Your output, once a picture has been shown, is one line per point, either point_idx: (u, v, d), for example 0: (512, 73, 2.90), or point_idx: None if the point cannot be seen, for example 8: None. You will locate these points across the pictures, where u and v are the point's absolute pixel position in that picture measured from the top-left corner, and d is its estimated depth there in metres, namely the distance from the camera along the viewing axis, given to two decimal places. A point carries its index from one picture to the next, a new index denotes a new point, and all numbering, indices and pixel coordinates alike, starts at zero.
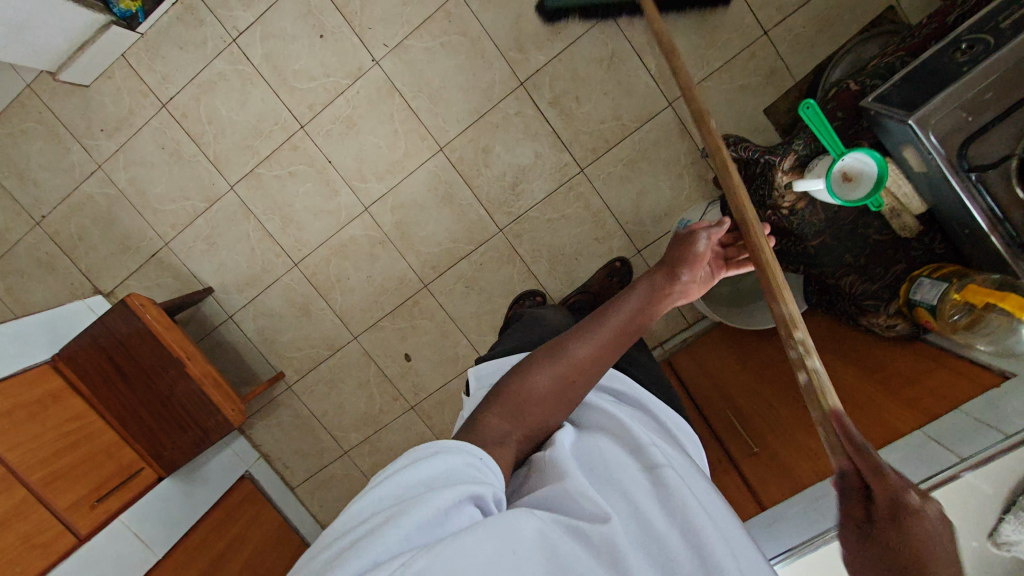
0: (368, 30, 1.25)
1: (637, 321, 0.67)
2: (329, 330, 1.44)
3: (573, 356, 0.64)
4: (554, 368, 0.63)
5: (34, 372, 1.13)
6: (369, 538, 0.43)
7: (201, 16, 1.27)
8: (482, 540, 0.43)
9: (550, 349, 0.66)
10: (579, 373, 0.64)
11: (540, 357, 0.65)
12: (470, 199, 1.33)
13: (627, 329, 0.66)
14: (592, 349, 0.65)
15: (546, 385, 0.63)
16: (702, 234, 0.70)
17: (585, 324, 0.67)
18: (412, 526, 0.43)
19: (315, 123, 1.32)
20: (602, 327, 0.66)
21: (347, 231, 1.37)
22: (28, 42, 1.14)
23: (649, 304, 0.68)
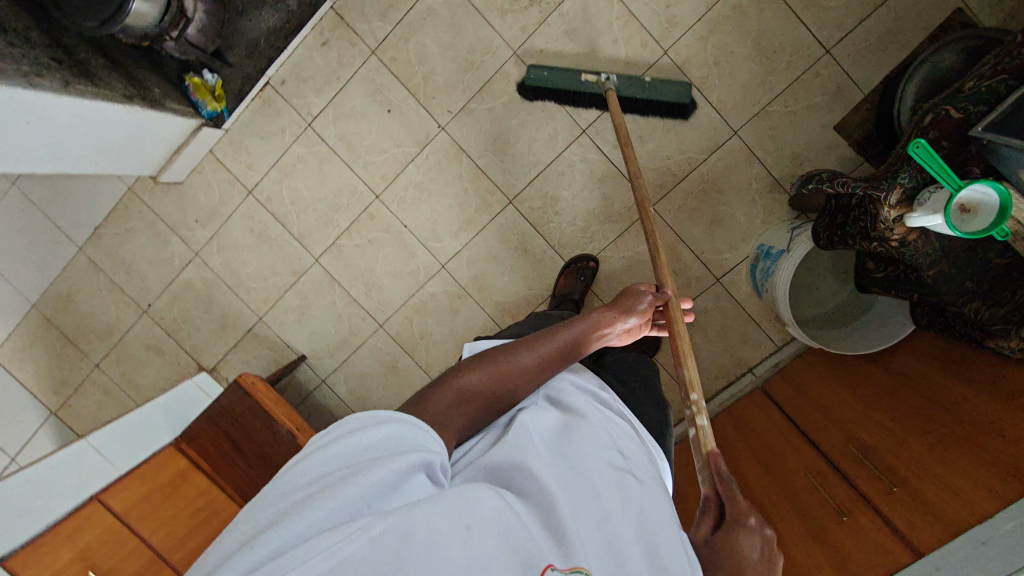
0: (432, 99, 1.31)
1: (580, 346, 0.73)
2: (418, 386, 1.47)
3: (518, 363, 0.68)
4: (499, 373, 0.66)
5: (160, 457, 1.19)
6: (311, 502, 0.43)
7: (278, 106, 1.35)
8: (440, 507, 0.44)
9: (498, 350, 0.69)
10: (519, 378, 0.67)
11: (487, 360, 0.68)
12: (544, 246, 1.36)
13: (570, 352, 0.72)
14: (538, 361, 0.69)
15: (489, 384, 0.65)
16: (647, 293, 0.80)
17: (535, 338, 0.71)
18: (368, 489, 0.44)
19: (389, 191, 1.37)
20: (551, 340, 0.71)
21: (427, 289, 1.41)
22: (136, 154, 1.21)
23: (594, 332, 0.74)
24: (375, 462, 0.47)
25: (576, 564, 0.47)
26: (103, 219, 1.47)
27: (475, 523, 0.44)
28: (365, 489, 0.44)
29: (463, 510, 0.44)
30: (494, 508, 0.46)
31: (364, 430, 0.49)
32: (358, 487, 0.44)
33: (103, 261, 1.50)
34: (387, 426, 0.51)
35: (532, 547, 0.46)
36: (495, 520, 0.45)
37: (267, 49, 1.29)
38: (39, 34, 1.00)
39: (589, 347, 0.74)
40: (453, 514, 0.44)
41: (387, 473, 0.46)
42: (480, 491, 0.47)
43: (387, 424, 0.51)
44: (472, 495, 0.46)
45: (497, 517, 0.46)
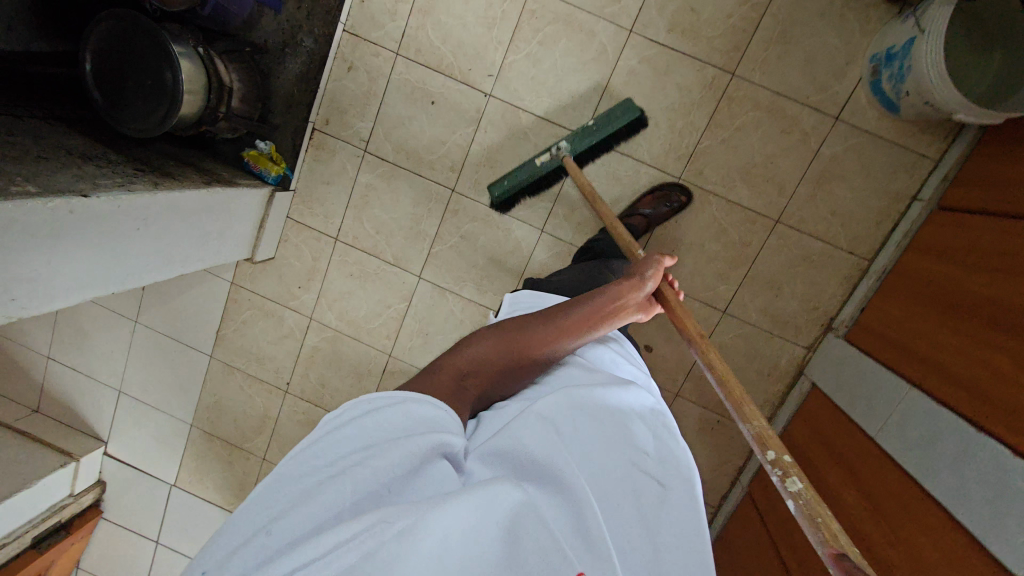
0: (469, 71, 1.26)
1: (591, 317, 0.77)
2: None
3: (531, 339, 0.74)
4: (510, 351, 0.72)
5: None
6: (324, 484, 0.44)
7: (331, 146, 1.35)
8: (469, 502, 0.43)
9: (513, 327, 0.75)
10: (529, 353, 0.74)
11: (501, 335, 0.74)
12: (637, 166, 1.27)
13: (583, 322, 0.76)
14: (550, 337, 0.74)
15: (484, 355, 0.71)
16: (654, 262, 0.86)
17: (549, 314, 0.76)
18: (392, 482, 0.46)
19: (463, 180, 1.33)
20: (563, 314, 0.77)
21: (536, 259, 1.35)
22: (231, 238, 1.24)
23: (607, 303, 0.78)
24: (402, 444, 0.48)
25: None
26: (219, 321, 1.52)
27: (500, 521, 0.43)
28: (389, 476, 0.46)
29: (488, 508, 0.44)
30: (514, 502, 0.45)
31: (393, 412, 0.52)
32: (387, 472, 0.46)
33: (233, 359, 1.54)
34: (420, 407, 0.55)
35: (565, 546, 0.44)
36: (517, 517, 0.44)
37: (303, 95, 1.31)
38: (116, 155, 1.05)
39: (602, 321, 0.78)
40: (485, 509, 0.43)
41: (413, 461, 0.48)
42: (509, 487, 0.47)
43: (417, 409, 0.54)
44: (503, 493, 0.46)
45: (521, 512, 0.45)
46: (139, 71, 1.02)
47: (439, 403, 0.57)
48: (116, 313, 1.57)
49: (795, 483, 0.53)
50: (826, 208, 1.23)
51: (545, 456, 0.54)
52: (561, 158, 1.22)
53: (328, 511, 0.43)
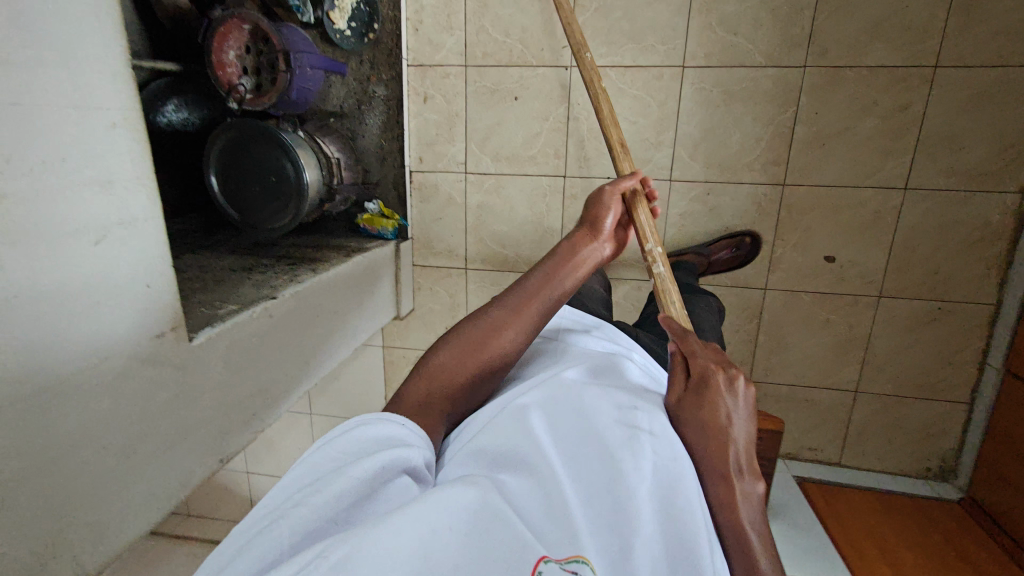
0: (542, 51, 1.20)
1: (555, 288, 0.73)
2: (738, 303, 1.30)
3: (502, 329, 0.68)
4: (480, 353, 0.66)
5: None
6: (270, 524, 0.41)
7: (433, 182, 1.33)
8: (416, 512, 0.40)
9: (476, 324, 0.69)
10: (501, 348, 0.68)
11: (462, 337, 0.67)
12: (752, 73, 1.14)
13: (546, 294, 0.72)
14: (520, 325, 0.69)
15: (455, 361, 0.65)
16: (616, 192, 0.83)
17: (511, 301, 0.71)
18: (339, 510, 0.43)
19: (572, 162, 1.27)
20: (526, 295, 0.71)
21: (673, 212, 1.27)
22: (380, 299, 1.25)
23: (567, 259, 0.75)
24: (356, 469, 0.45)
25: (571, 554, 0.43)
26: (385, 387, 1.55)
27: (450, 514, 0.41)
28: (338, 505, 0.43)
29: (441, 506, 0.41)
30: (468, 500, 0.43)
31: (347, 441, 0.49)
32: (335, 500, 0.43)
33: None
34: (370, 429, 0.51)
35: (527, 533, 0.42)
36: (469, 512, 0.42)
37: (392, 144, 1.32)
38: (268, 258, 1.07)
39: (566, 280, 0.74)
40: (431, 506, 0.41)
41: (362, 486, 0.44)
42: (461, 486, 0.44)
43: (368, 434, 0.50)
44: (450, 491, 0.43)
45: (472, 510, 0.42)
46: (260, 172, 1.04)
47: (392, 421, 0.53)
48: (292, 412, 1.64)
49: (658, 267, 0.81)
50: (990, 29, 1.05)
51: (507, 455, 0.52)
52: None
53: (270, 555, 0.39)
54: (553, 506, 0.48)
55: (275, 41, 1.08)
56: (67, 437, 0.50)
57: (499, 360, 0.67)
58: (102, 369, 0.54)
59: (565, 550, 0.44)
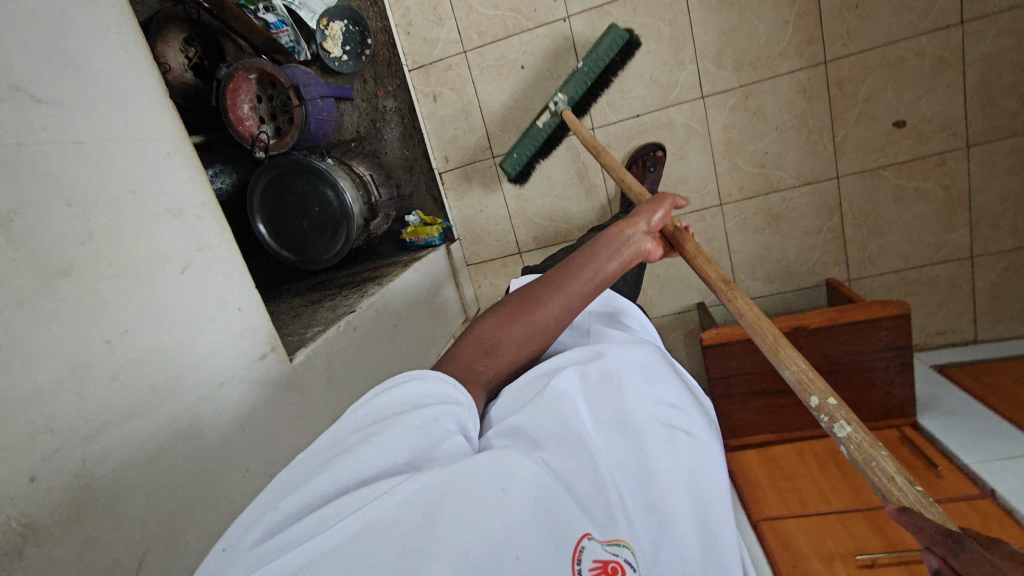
0: (536, 11, 1.17)
1: (603, 265, 0.62)
2: (812, 201, 1.21)
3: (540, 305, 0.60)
4: (516, 335, 0.58)
5: (742, 470, 1.08)
6: (336, 458, 0.39)
7: (465, 176, 1.31)
8: (475, 474, 0.38)
9: (513, 302, 0.61)
10: (540, 331, 0.59)
11: (498, 317, 0.60)
12: None
13: (593, 267, 0.62)
14: (563, 304, 0.60)
15: (488, 334, 0.58)
16: (672, 199, 0.72)
17: (553, 276, 0.62)
18: (405, 453, 0.41)
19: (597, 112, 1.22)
20: (570, 269, 0.62)
21: (716, 128, 1.19)
22: (445, 305, 1.23)
23: (615, 241, 0.65)
24: (417, 416, 0.44)
25: (612, 535, 0.40)
26: None
27: (513, 486, 0.38)
28: (402, 449, 0.41)
29: (500, 475, 0.39)
30: (531, 472, 0.40)
31: (412, 386, 0.47)
32: (401, 441, 0.41)
33: None
34: (427, 382, 0.48)
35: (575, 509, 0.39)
36: (534, 484, 0.39)
37: (415, 151, 1.31)
38: (334, 288, 1.07)
39: (615, 261, 0.63)
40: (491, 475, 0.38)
41: (421, 432, 0.43)
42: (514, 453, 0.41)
43: (431, 387, 0.48)
44: (510, 458, 0.41)
45: (535, 481, 0.39)
46: (303, 206, 1.05)
47: (446, 379, 0.50)
48: None
49: (816, 401, 0.48)
50: None
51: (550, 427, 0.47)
52: (561, 113, 1.15)
53: (343, 481, 0.38)
54: (594, 479, 0.44)
55: (282, 79, 1.08)
56: (203, 465, 0.50)
57: (538, 341, 0.60)
58: (213, 394, 0.53)
59: (608, 530, 0.41)
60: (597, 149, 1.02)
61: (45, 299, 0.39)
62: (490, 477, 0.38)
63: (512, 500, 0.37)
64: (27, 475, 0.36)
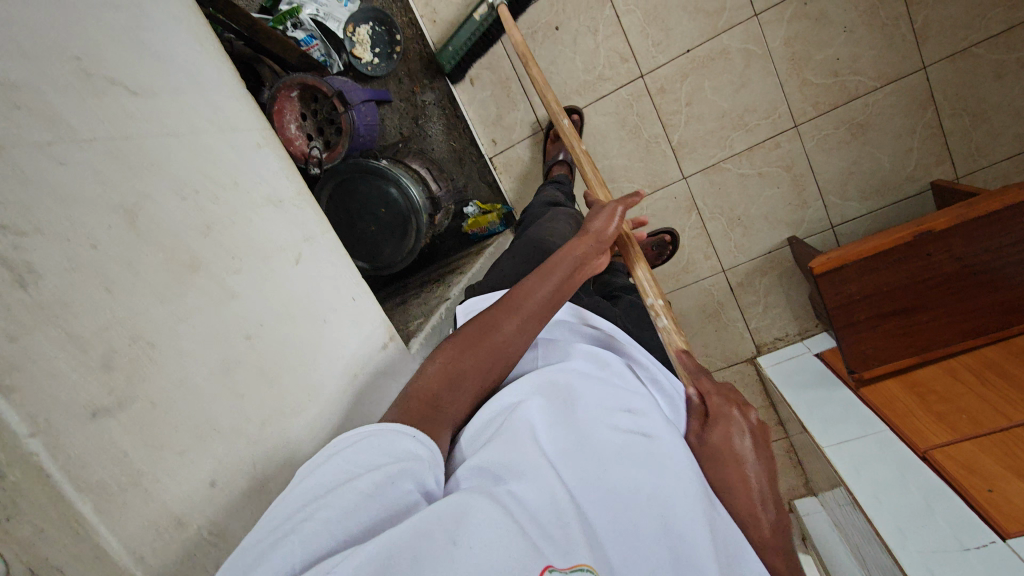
0: None
1: (564, 287, 0.61)
2: (898, 101, 1.10)
3: (501, 335, 0.56)
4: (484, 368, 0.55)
5: (886, 403, 0.98)
6: (268, 547, 0.35)
7: (516, 154, 1.27)
8: (431, 519, 0.35)
9: (479, 333, 0.56)
10: (501, 361, 0.56)
11: (459, 347, 0.55)
12: None
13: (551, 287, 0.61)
14: (523, 328, 0.57)
15: (443, 372, 0.53)
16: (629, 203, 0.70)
17: (513, 298, 0.59)
18: (362, 525, 0.37)
19: (644, 58, 1.16)
20: (524, 289, 0.60)
21: (775, 45, 1.10)
22: None
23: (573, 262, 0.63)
24: (364, 480, 0.39)
25: (573, 561, 0.36)
26: None
27: (469, 533, 0.35)
28: (356, 522, 0.37)
29: (454, 517, 0.36)
30: (491, 512, 0.36)
31: (359, 444, 0.42)
32: (353, 514, 0.37)
33: None
34: (376, 441, 0.43)
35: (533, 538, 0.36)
36: (493, 526, 0.35)
37: (462, 140, 1.28)
38: (415, 288, 1.04)
39: (573, 278, 0.63)
40: (447, 524, 0.35)
41: (372, 495, 0.38)
42: (468, 497, 0.38)
43: (384, 443, 0.43)
44: (463, 501, 0.37)
45: (494, 520, 0.36)
46: (368, 211, 1.03)
47: (403, 428, 0.45)
48: None
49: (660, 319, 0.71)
50: None
51: (512, 458, 0.44)
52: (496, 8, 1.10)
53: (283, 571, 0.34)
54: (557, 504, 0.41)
55: (325, 88, 1.06)
56: None
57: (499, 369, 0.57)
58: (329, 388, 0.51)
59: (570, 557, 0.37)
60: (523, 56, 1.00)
61: (182, 295, 0.39)
62: (446, 524, 0.35)
63: (469, 548, 0.34)
64: (211, 480, 0.39)
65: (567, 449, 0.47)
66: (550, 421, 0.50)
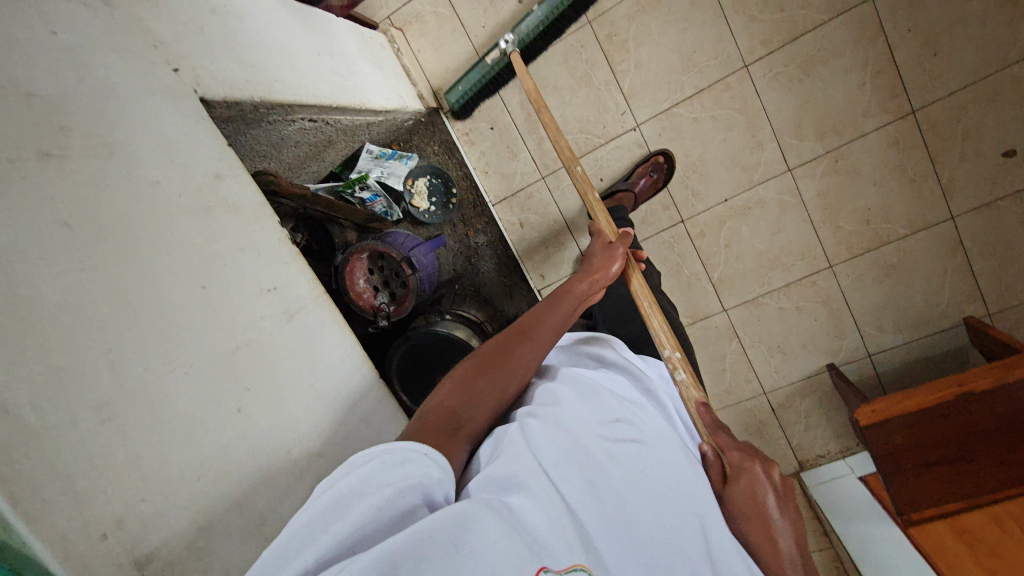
0: (605, 126, 1.22)
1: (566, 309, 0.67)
2: (929, 245, 1.16)
3: (511, 358, 0.59)
4: (493, 384, 0.56)
5: (941, 554, 1.02)
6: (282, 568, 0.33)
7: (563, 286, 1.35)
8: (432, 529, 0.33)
9: (482, 356, 0.59)
10: (510, 379, 0.57)
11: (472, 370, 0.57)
12: (821, 32, 1.08)
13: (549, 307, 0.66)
14: (533, 350, 0.61)
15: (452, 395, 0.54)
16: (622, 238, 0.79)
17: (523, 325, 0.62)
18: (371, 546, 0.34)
19: (683, 204, 1.24)
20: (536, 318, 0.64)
21: (809, 196, 1.18)
22: None
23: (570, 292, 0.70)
24: (378, 495, 0.37)
25: (571, 562, 0.37)
26: None
27: (470, 538, 0.33)
28: (363, 539, 0.35)
29: (456, 529, 0.34)
30: (495, 533, 0.34)
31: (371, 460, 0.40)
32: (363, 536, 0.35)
33: None
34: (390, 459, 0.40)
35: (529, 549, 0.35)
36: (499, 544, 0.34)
37: (513, 276, 1.35)
38: None
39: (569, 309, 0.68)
40: (445, 530, 0.33)
41: (386, 514, 0.36)
42: (473, 507, 0.36)
43: (402, 465, 0.40)
44: (464, 508, 0.36)
45: (502, 542, 0.34)
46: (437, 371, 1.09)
47: (416, 446, 0.42)
48: None
49: (681, 373, 0.68)
50: None
51: (512, 464, 0.42)
52: (511, 54, 1.08)
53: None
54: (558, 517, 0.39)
55: (396, 253, 1.16)
56: None
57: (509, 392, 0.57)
58: None
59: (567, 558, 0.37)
60: (536, 104, 0.98)
61: None
62: (447, 530, 0.33)
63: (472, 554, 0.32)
64: None
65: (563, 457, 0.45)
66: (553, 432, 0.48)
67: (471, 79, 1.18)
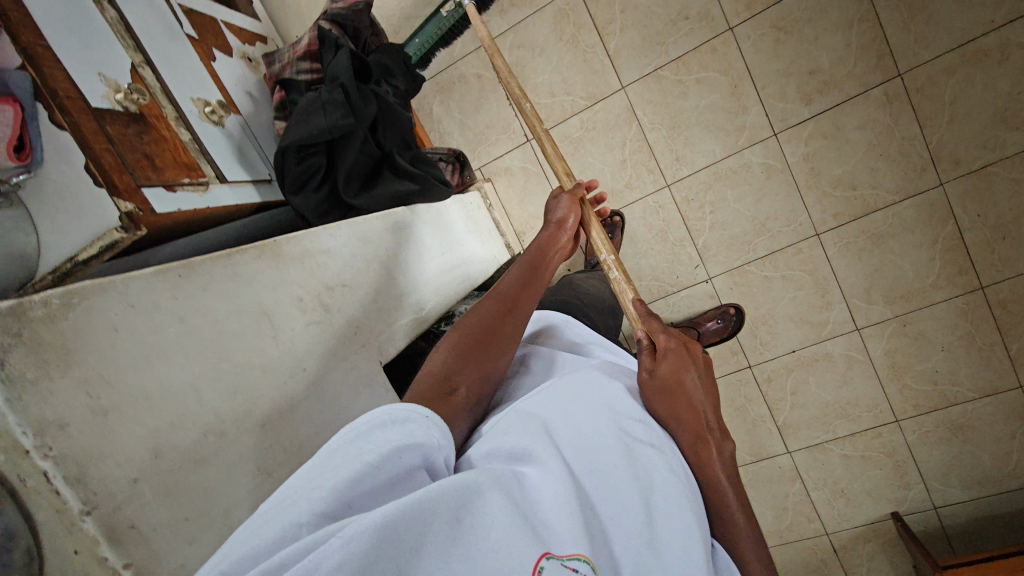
0: (678, 276, 1.29)
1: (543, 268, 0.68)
2: (997, 409, 1.19)
3: (499, 322, 0.59)
4: (485, 348, 0.57)
5: None
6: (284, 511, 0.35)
7: None
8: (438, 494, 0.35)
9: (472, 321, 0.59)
10: (503, 339, 0.59)
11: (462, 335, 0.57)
12: (890, 211, 1.15)
13: (531, 292, 0.64)
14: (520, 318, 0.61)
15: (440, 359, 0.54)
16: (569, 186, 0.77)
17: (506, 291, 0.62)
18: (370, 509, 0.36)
19: (751, 351, 1.30)
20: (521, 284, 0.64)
21: (876, 355, 1.22)
22: None
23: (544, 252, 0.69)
24: (372, 453, 0.38)
25: (571, 549, 0.37)
26: None
27: (473, 516, 0.36)
28: (357, 493, 0.36)
29: (460, 503, 0.36)
30: (499, 510, 0.36)
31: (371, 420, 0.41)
32: (357, 494, 0.36)
33: None
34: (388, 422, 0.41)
35: (526, 528, 0.36)
36: (499, 523, 0.36)
37: None
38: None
39: (546, 269, 0.69)
40: (451, 507, 0.35)
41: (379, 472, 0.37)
42: (480, 480, 0.38)
43: (397, 427, 0.41)
44: (473, 481, 0.38)
45: (505, 521, 0.36)
46: None
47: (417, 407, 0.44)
48: None
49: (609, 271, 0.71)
50: None
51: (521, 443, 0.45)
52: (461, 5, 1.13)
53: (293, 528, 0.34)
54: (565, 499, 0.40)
55: None
56: None
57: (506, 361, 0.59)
58: None
59: (568, 544, 0.37)
60: (489, 50, 0.89)
61: None
62: (452, 505, 0.35)
63: (475, 533, 0.35)
64: None
65: (576, 443, 0.47)
66: (562, 424, 0.49)
67: (427, 31, 1.22)
